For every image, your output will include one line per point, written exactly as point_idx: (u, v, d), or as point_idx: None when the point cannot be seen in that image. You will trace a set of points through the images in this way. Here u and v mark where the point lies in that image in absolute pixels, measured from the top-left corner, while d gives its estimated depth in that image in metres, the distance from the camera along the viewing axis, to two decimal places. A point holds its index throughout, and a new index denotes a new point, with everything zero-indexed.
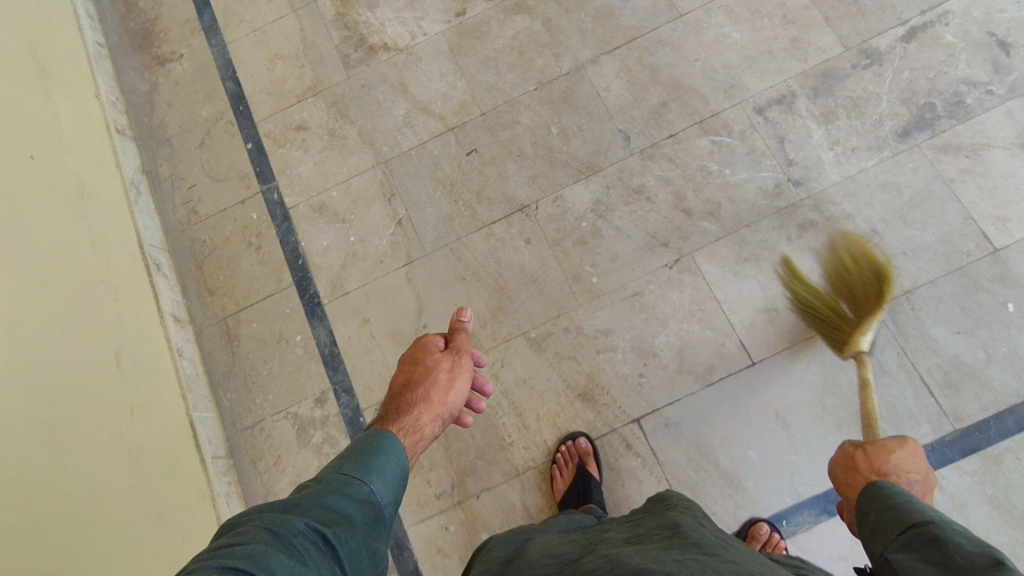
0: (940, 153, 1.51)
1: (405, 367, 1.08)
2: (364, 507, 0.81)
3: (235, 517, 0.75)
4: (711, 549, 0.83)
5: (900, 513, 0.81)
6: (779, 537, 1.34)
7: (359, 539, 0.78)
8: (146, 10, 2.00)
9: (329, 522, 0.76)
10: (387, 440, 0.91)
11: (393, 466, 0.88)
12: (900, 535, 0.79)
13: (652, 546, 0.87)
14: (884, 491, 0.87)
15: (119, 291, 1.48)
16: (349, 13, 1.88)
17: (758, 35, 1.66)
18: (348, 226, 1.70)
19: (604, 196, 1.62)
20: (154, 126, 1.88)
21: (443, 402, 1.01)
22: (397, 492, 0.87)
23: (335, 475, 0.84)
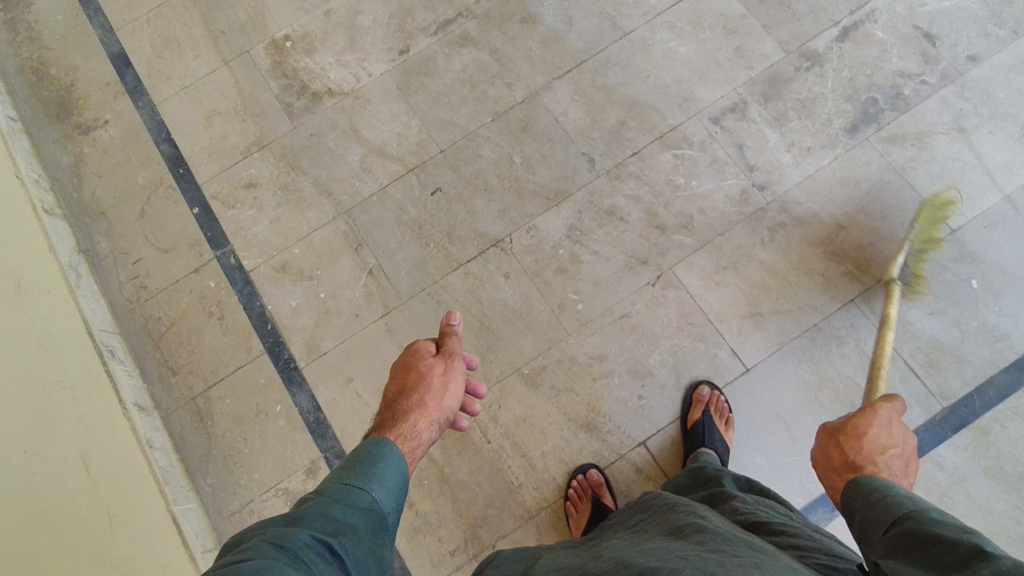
0: (889, 145, 1.57)
1: (398, 374, 1.12)
2: (365, 514, 0.85)
3: (240, 534, 0.77)
4: (713, 543, 0.81)
5: (882, 508, 0.80)
6: (722, 396, 1.43)
7: (365, 546, 0.81)
8: (59, 77, 1.85)
9: (333, 533, 0.79)
10: (388, 445, 0.95)
11: (393, 472, 0.92)
12: (884, 535, 0.77)
13: (653, 546, 0.85)
14: (863, 483, 0.85)
15: (76, 387, 1.35)
16: (286, 61, 1.80)
17: (703, 47, 1.70)
18: (315, 283, 1.62)
19: (577, 221, 1.60)
20: (86, 201, 1.73)
21: (438, 405, 1.06)
22: (396, 497, 0.91)
23: (335, 486, 0.87)
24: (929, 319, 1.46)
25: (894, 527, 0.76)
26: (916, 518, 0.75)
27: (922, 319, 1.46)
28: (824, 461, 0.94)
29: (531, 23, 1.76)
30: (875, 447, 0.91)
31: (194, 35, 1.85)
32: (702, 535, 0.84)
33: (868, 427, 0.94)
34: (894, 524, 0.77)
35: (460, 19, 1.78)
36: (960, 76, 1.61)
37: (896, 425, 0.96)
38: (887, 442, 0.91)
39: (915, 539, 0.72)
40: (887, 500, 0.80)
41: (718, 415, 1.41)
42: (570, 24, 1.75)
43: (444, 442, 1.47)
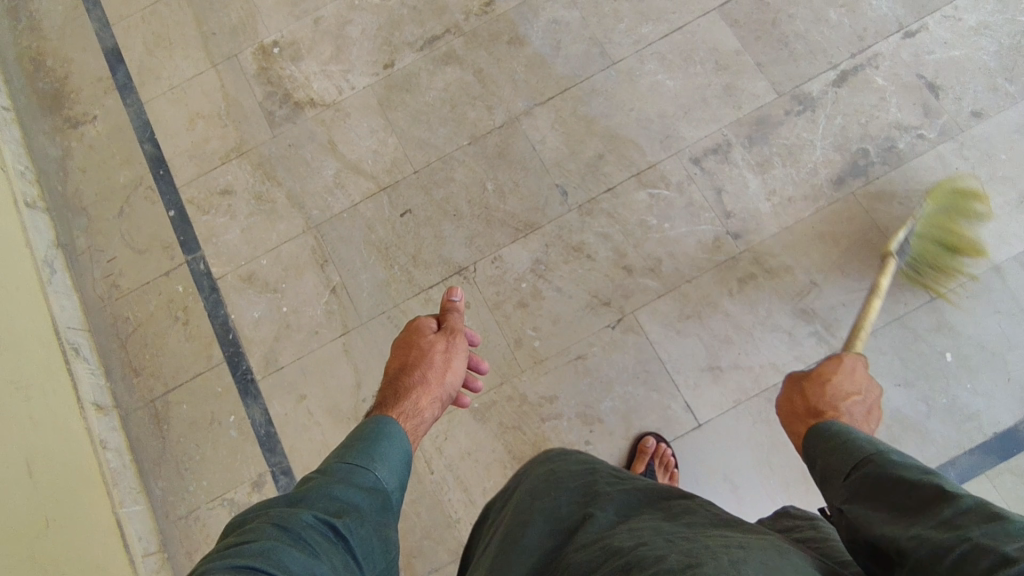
0: (875, 201, 1.50)
1: (399, 351, 1.15)
2: (371, 494, 0.84)
3: (243, 515, 0.77)
4: (704, 523, 0.81)
5: (842, 454, 0.81)
6: (667, 447, 1.40)
7: (369, 527, 0.80)
8: (54, 68, 1.89)
9: (337, 513, 0.78)
10: (390, 423, 0.95)
11: (399, 450, 0.91)
12: (845, 480, 0.78)
13: (650, 520, 0.84)
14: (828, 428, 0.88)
15: (31, 388, 1.39)
16: (272, 67, 1.79)
17: (692, 82, 1.63)
18: (279, 296, 1.63)
19: (543, 255, 1.58)
20: (68, 195, 1.77)
21: (440, 383, 1.08)
22: (402, 476, 0.90)
23: (340, 463, 0.86)
24: (895, 390, 1.40)
25: (856, 471, 0.77)
26: (878, 462, 0.75)
27: (888, 390, 1.40)
28: (792, 409, 1.02)
29: (519, 45, 1.72)
30: (836, 395, 0.98)
31: (186, 35, 1.85)
32: (705, 518, 0.84)
33: (832, 374, 1.02)
34: (854, 469, 0.78)
35: (447, 36, 1.75)
36: (960, 132, 1.52)
37: (860, 374, 1.03)
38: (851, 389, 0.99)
39: (871, 483, 0.74)
40: (847, 446, 0.82)
41: (662, 467, 1.38)
42: (558, 49, 1.71)
43: None
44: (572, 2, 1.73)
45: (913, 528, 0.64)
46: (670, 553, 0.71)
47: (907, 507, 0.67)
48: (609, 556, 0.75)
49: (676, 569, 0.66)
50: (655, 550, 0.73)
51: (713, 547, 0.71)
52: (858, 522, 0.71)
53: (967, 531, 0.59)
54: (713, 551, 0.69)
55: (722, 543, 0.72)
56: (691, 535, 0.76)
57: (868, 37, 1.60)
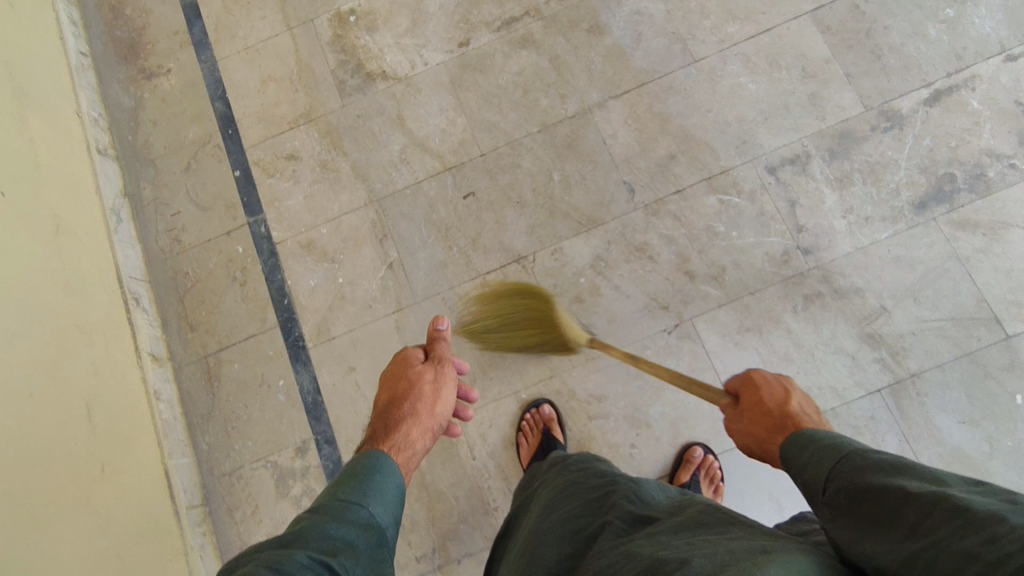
0: (957, 230, 1.44)
1: (387, 384, 1.13)
2: (364, 531, 0.81)
3: (234, 559, 0.72)
4: (718, 522, 0.79)
5: (816, 466, 0.76)
6: (714, 459, 1.39)
7: (365, 564, 0.77)
8: (133, 18, 1.90)
9: (332, 551, 0.75)
10: (383, 457, 0.93)
11: (390, 487, 0.89)
12: (824, 496, 0.73)
13: (669, 529, 0.80)
14: (792, 443, 0.82)
15: (94, 334, 1.43)
16: (347, 36, 1.78)
17: (775, 88, 1.58)
18: (336, 266, 1.63)
19: (604, 252, 1.55)
20: (138, 145, 1.79)
21: (431, 414, 1.06)
22: (396, 511, 0.88)
23: (331, 502, 0.84)
24: (957, 427, 1.36)
25: (831, 483, 0.72)
26: (849, 471, 0.71)
27: (950, 426, 1.36)
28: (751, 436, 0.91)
29: (599, 34, 1.68)
30: (777, 400, 0.90)
31: None
32: (721, 515, 0.81)
33: (758, 388, 0.94)
34: (829, 481, 0.73)
35: (526, 18, 1.72)
36: None
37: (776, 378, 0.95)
38: (784, 395, 0.91)
39: (847, 497, 0.69)
40: (818, 458, 0.76)
41: (707, 479, 1.37)
42: (639, 41, 1.66)
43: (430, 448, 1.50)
44: None
45: (893, 549, 0.60)
46: (693, 559, 0.68)
47: (881, 516, 0.63)
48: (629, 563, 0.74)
49: (703, 574, 0.63)
50: (680, 556, 0.70)
51: (736, 551, 0.68)
52: (842, 542, 0.67)
53: (939, 543, 0.55)
54: (739, 557, 0.66)
55: (745, 547, 0.69)
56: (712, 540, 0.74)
57: (968, 57, 1.53)
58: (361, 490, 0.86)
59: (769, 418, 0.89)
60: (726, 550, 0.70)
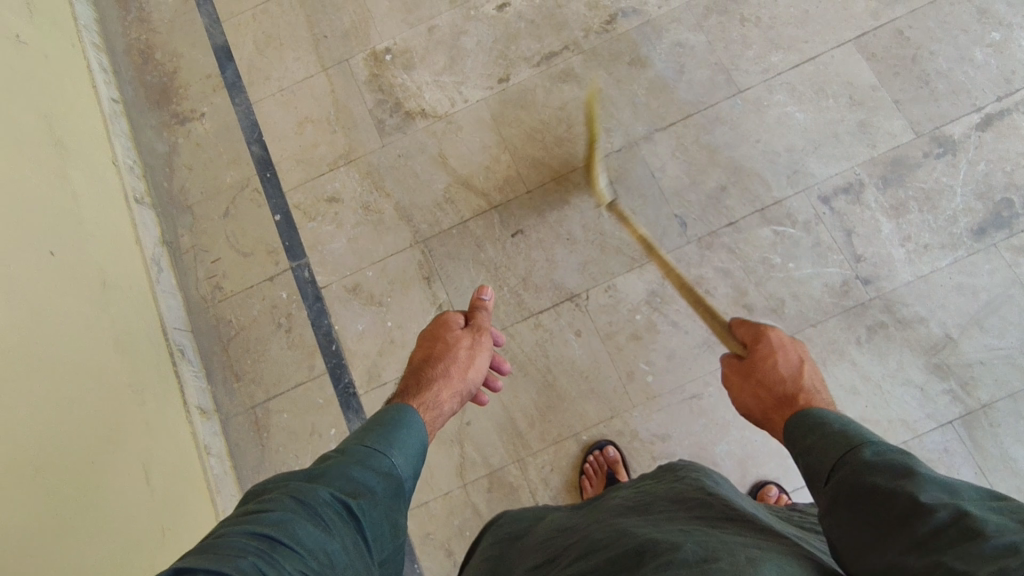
0: (1019, 256, 1.43)
1: (425, 343, 1.15)
2: (384, 480, 0.82)
3: (262, 484, 0.76)
4: (712, 517, 0.83)
5: (823, 453, 0.77)
6: (787, 498, 1.37)
7: (380, 511, 0.79)
8: (163, 62, 1.88)
9: (353, 493, 0.77)
10: (412, 412, 0.95)
11: (412, 441, 0.89)
12: (825, 484, 0.74)
13: (662, 519, 0.85)
14: (800, 424, 0.84)
15: (144, 391, 1.39)
16: (384, 75, 1.77)
17: (823, 116, 1.57)
18: (384, 310, 1.60)
19: (659, 287, 1.53)
20: (174, 192, 1.76)
21: (463, 377, 1.08)
22: (415, 465, 0.89)
23: (356, 446, 0.84)
24: None
25: (835, 473, 0.73)
26: (853, 465, 0.71)
27: None
28: (757, 405, 0.95)
29: (641, 66, 1.67)
30: (791, 371, 0.94)
31: (298, 36, 1.83)
32: (721, 511, 0.86)
33: (767, 358, 0.96)
34: (835, 471, 0.74)
35: (566, 53, 1.71)
36: None
37: (786, 340, 0.98)
38: (794, 369, 0.93)
39: (846, 493, 0.70)
40: (826, 447, 0.77)
41: None
42: (682, 73, 1.65)
43: (490, 496, 1.46)
44: (698, 24, 1.68)
45: (889, 549, 0.61)
46: (685, 543, 0.72)
47: (881, 521, 0.64)
48: (622, 541, 0.78)
49: (696, 557, 0.67)
50: (672, 540, 0.74)
51: (729, 543, 0.72)
52: (840, 541, 0.68)
53: (943, 561, 0.55)
54: (731, 547, 0.70)
55: (738, 541, 0.74)
56: (704, 529, 0.78)
57: (1016, 81, 1.52)
58: (388, 441, 0.87)
59: (778, 389, 0.93)
60: (716, 539, 0.74)
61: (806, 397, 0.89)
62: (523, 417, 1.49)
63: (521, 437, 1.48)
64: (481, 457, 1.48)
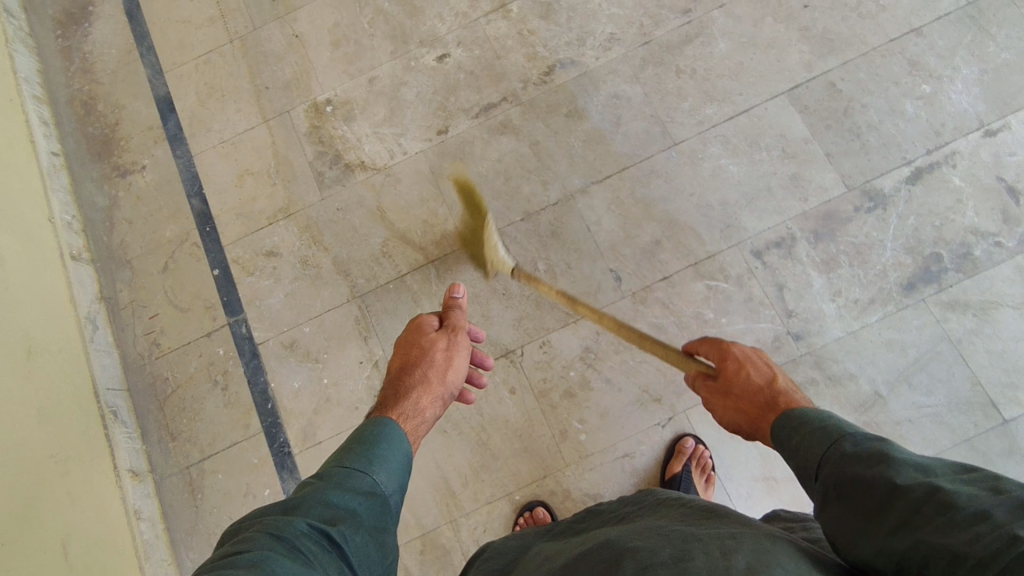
0: (947, 311, 1.43)
1: (401, 350, 1.10)
2: (368, 499, 0.79)
3: (237, 524, 0.73)
4: (693, 520, 0.85)
5: (809, 448, 0.77)
6: None
7: (365, 533, 0.76)
8: (106, 113, 1.87)
9: (332, 521, 0.74)
10: (391, 425, 0.90)
11: (396, 454, 0.86)
12: (814, 482, 0.75)
13: (642, 526, 0.86)
14: (785, 425, 0.83)
15: (70, 460, 1.38)
16: (324, 126, 1.77)
17: (757, 169, 1.57)
18: (321, 366, 1.60)
19: (593, 343, 1.53)
20: (114, 245, 1.75)
21: (442, 382, 1.03)
22: (402, 478, 0.86)
23: (336, 468, 0.81)
24: None
25: (821, 470, 0.74)
26: (840, 457, 0.72)
27: None
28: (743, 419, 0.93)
29: (578, 118, 1.67)
30: (763, 378, 0.93)
31: (239, 87, 1.83)
32: (701, 514, 0.87)
33: (741, 371, 0.95)
34: (821, 467, 0.74)
35: (504, 104, 1.71)
36: None
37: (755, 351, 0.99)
38: (767, 378, 0.92)
39: (835, 486, 0.70)
40: (809, 441, 0.78)
41: None
42: (618, 125, 1.66)
43: (423, 557, 1.45)
44: (634, 76, 1.68)
45: (878, 538, 0.63)
46: (663, 549, 0.74)
47: (865, 509, 0.66)
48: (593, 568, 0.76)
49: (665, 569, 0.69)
50: (649, 549, 0.75)
51: (703, 540, 0.74)
52: (830, 534, 0.69)
53: (922, 540, 0.58)
54: (703, 544, 0.73)
55: (713, 535, 0.76)
56: (682, 529, 0.80)
57: (946, 133, 1.53)
58: (370, 458, 0.84)
59: (759, 398, 0.91)
60: (691, 537, 0.77)
61: (787, 399, 0.88)
62: (457, 477, 1.49)
63: (454, 497, 1.48)
64: (414, 518, 1.48)
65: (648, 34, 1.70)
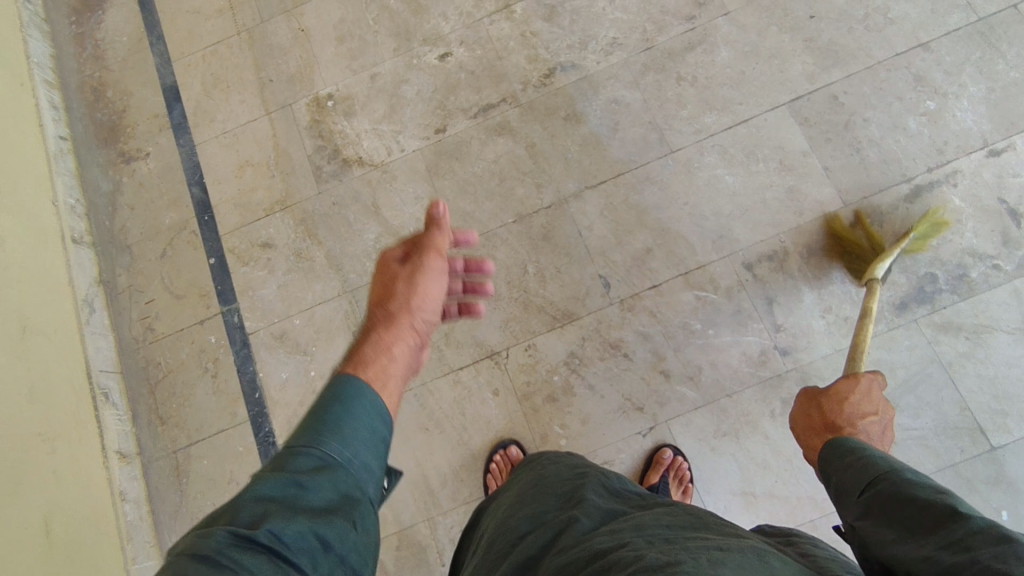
0: (939, 333, 1.40)
1: None
2: (320, 472, 0.69)
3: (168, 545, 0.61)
4: (682, 530, 0.79)
5: (859, 473, 0.82)
6: None
7: (321, 515, 0.65)
8: (114, 100, 1.90)
9: (273, 515, 0.63)
10: (354, 381, 0.80)
11: (355, 412, 0.76)
12: (859, 498, 0.79)
13: (625, 523, 0.81)
14: (838, 447, 0.90)
15: (57, 438, 1.41)
16: (325, 121, 1.78)
17: (752, 181, 1.56)
18: (308, 359, 1.61)
19: (578, 349, 1.52)
20: (115, 230, 1.79)
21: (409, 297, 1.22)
22: (363, 432, 0.75)
23: (278, 453, 0.71)
24: None
25: (870, 489, 0.78)
26: (891, 480, 0.76)
27: None
28: (809, 423, 1.05)
29: (576, 122, 1.67)
30: (857, 410, 1.01)
31: (244, 79, 1.85)
32: (687, 526, 0.80)
33: (848, 394, 1.03)
34: (868, 489, 0.78)
35: (503, 105, 1.71)
36: None
37: (875, 393, 1.03)
38: (863, 413, 1.00)
39: (884, 500, 0.74)
40: (863, 467, 0.82)
41: None
42: (616, 130, 1.65)
43: (398, 553, 1.46)
44: (634, 81, 1.67)
45: (920, 546, 0.65)
46: (648, 553, 0.69)
47: (913, 522, 0.68)
48: (591, 552, 0.72)
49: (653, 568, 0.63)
50: (634, 549, 0.70)
51: (694, 549, 0.68)
52: (871, 539, 0.72)
53: (962, 543, 0.60)
54: (694, 551, 0.67)
55: (701, 545, 0.70)
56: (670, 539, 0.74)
57: (949, 152, 1.50)
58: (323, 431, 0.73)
59: (833, 419, 1.01)
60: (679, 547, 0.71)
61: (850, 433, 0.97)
62: (436, 475, 1.50)
63: (432, 495, 1.49)
64: (392, 514, 1.49)
65: (650, 40, 1.69)
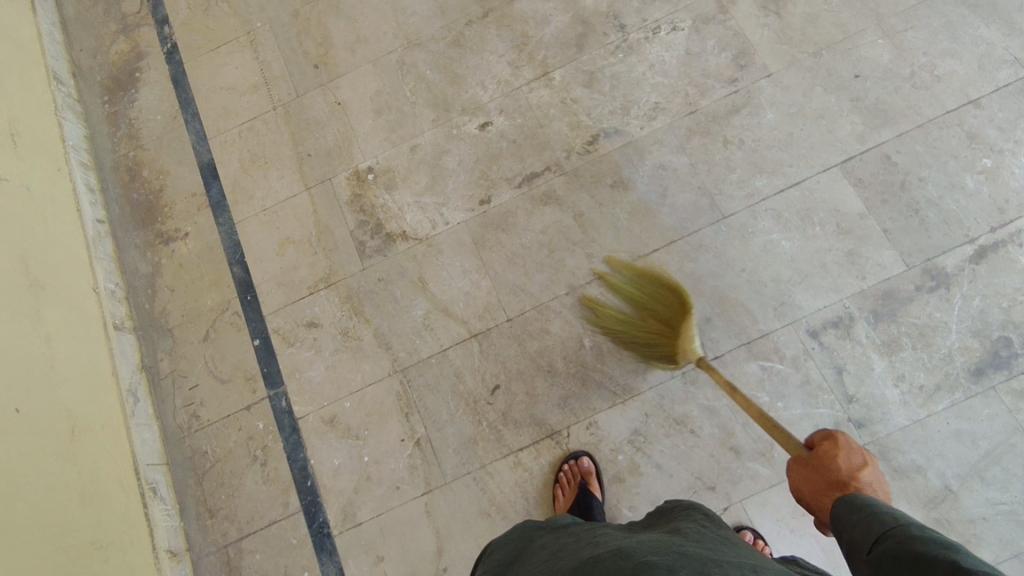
0: (1019, 400, 1.36)
1: None
2: None
3: None
4: (708, 546, 0.81)
5: (863, 525, 0.74)
6: None
7: None
8: (150, 180, 1.89)
9: None
10: None
11: None
12: (867, 555, 0.71)
13: (658, 539, 0.82)
14: (843, 505, 0.79)
15: (111, 543, 1.36)
16: (366, 195, 1.76)
17: (809, 245, 1.52)
18: (361, 444, 1.57)
19: (642, 426, 1.48)
20: (155, 314, 1.76)
21: None
22: None
23: None
24: None
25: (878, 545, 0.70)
26: (898, 538, 0.68)
27: None
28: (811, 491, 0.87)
29: (623, 189, 1.64)
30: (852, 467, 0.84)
31: (282, 155, 1.84)
32: (715, 543, 0.83)
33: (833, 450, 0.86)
34: (876, 544, 0.71)
35: (547, 173, 1.69)
36: None
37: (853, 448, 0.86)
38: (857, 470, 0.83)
39: (891, 558, 0.67)
40: (866, 519, 0.74)
41: None
42: (665, 196, 1.62)
43: None
44: (680, 146, 1.65)
45: None
46: (683, 569, 0.70)
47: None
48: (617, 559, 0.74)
49: None
50: (667, 564, 0.71)
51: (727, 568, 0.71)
52: None
53: None
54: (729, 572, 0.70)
55: (734, 566, 0.73)
56: (698, 552, 0.76)
57: (1010, 211, 1.47)
58: None
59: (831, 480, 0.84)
60: (712, 562, 0.73)
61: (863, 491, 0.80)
62: None
63: None
64: None
65: (693, 104, 1.68)
